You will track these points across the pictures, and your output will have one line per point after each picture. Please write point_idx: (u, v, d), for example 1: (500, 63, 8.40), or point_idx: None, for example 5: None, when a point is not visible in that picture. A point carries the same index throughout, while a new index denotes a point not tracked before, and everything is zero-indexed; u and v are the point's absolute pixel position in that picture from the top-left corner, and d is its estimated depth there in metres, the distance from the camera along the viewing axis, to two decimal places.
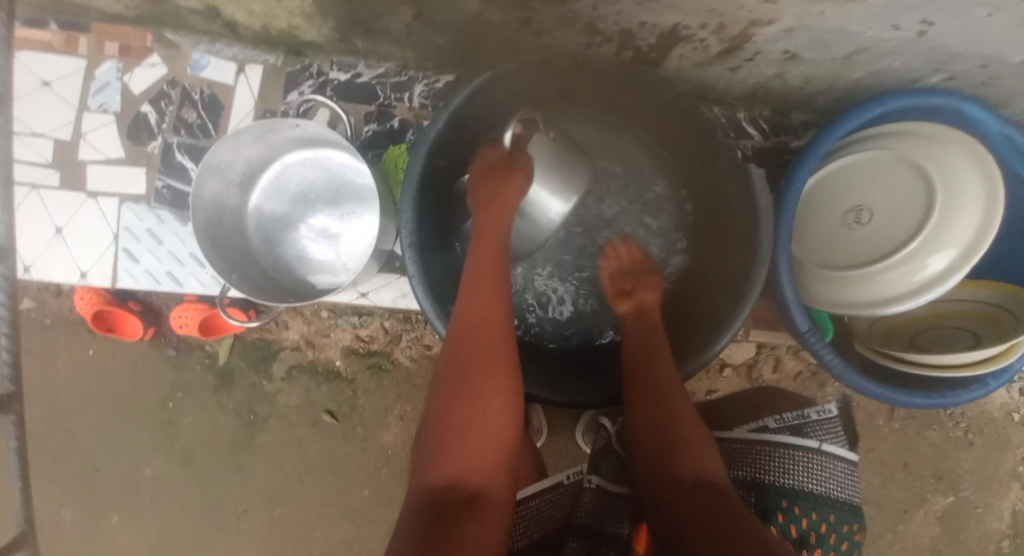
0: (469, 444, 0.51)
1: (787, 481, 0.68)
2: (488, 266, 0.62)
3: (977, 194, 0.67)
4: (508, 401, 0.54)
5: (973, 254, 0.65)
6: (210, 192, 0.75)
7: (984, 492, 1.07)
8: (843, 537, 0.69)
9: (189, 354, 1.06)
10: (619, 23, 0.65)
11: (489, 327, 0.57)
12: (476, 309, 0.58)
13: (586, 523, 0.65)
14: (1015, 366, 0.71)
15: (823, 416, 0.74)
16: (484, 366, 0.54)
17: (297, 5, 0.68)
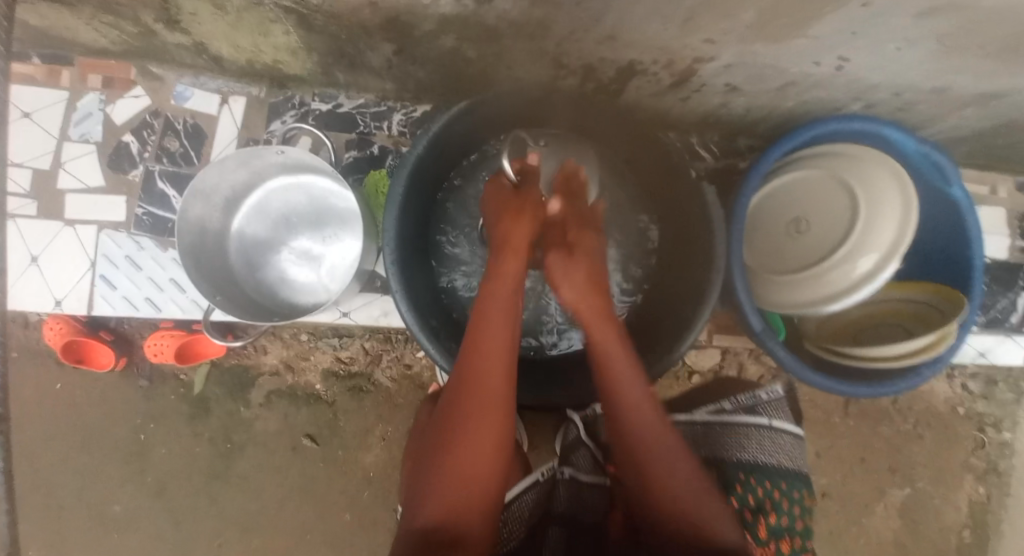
0: (456, 490, 0.54)
1: (744, 456, 0.75)
2: (491, 329, 0.64)
3: (896, 204, 0.76)
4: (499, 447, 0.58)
5: (892, 256, 0.74)
6: (195, 215, 0.77)
7: (938, 483, 1.15)
8: (795, 502, 0.75)
9: (163, 383, 1.05)
10: (582, 59, 0.73)
11: (486, 383, 0.59)
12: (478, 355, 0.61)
13: (563, 512, 0.70)
14: (944, 356, 0.80)
15: (771, 397, 0.81)
16: (480, 413, 0.58)
17: (284, 42, 0.73)
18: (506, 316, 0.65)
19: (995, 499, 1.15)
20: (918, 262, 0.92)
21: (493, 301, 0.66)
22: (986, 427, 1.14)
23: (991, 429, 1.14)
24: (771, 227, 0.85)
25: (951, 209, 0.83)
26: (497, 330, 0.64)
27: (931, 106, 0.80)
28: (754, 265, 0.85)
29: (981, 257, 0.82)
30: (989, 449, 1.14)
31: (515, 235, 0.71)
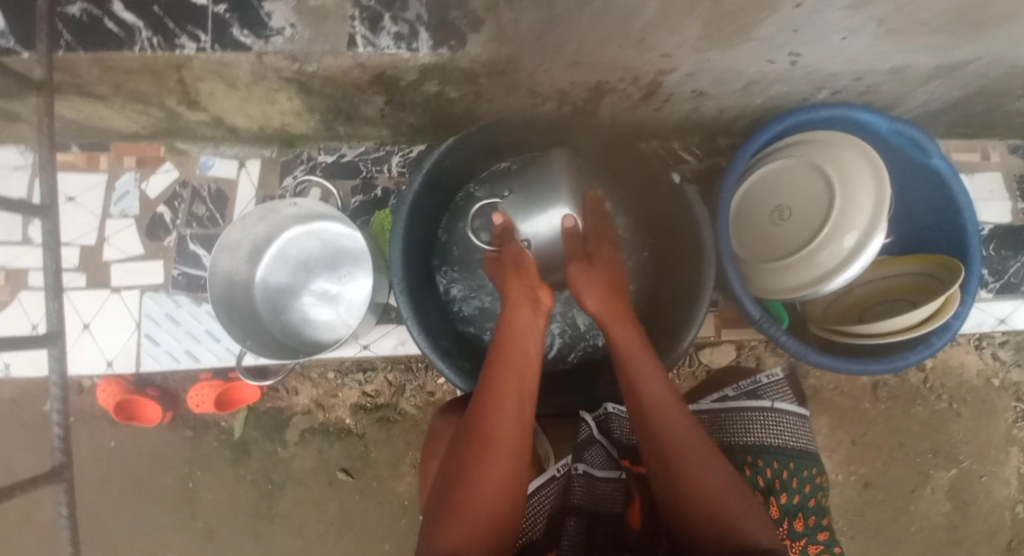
0: (468, 543, 0.53)
1: (748, 438, 0.80)
2: (514, 373, 0.66)
3: (871, 182, 0.78)
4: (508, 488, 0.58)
5: (875, 231, 0.76)
6: (223, 268, 0.85)
7: (984, 460, 1.11)
8: (805, 480, 0.79)
9: (205, 430, 1.12)
10: (554, 85, 0.79)
11: (498, 444, 0.60)
12: (497, 396, 0.63)
13: (580, 504, 0.72)
14: (953, 324, 0.79)
15: (773, 379, 0.84)
16: (491, 452, 0.59)
17: (288, 107, 0.81)
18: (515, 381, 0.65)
19: None
20: (915, 237, 0.93)
21: (517, 346, 0.69)
22: None
23: None
24: (758, 218, 0.87)
25: (935, 179, 0.84)
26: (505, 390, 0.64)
27: (896, 84, 0.83)
28: (746, 256, 0.88)
29: (974, 224, 0.82)
30: None
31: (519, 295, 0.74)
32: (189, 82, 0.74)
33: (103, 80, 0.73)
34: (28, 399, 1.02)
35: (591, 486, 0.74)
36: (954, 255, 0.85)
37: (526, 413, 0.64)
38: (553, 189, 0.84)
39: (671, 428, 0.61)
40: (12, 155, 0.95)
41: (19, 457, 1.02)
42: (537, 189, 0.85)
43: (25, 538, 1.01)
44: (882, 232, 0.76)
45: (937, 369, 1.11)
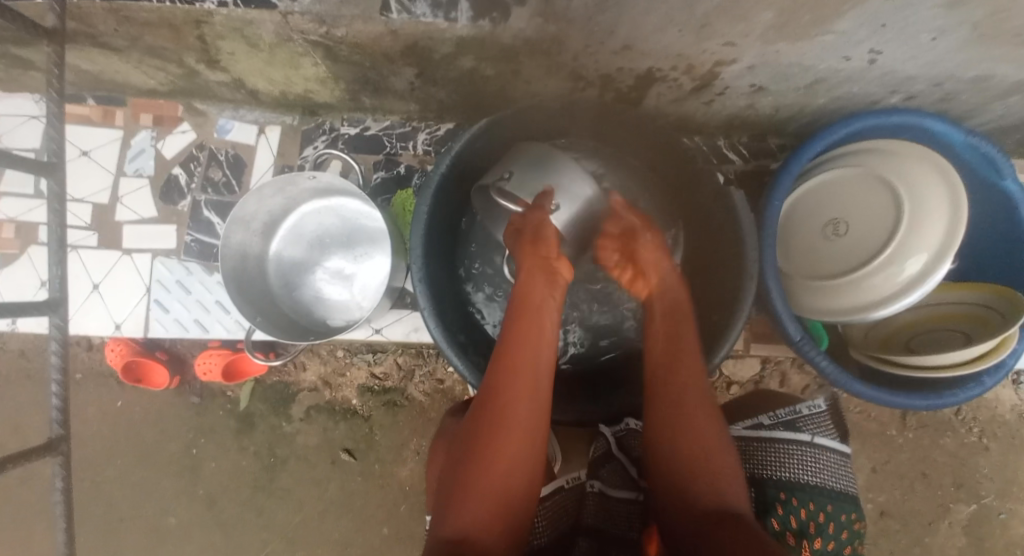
0: (479, 517, 0.53)
1: (784, 474, 0.75)
2: (527, 341, 0.64)
3: (942, 204, 0.71)
4: (519, 459, 0.57)
5: (943, 256, 0.69)
6: (236, 241, 0.80)
7: (1007, 497, 1.03)
8: (842, 525, 0.75)
9: (210, 399, 1.10)
10: (599, 69, 0.72)
11: (513, 414, 0.58)
12: (510, 361, 0.62)
13: (591, 524, 0.69)
14: (1009, 362, 0.71)
15: (814, 411, 0.81)
16: (503, 422, 0.57)
17: (313, 73, 0.76)
18: (531, 344, 0.64)
19: None
20: (969, 264, 0.85)
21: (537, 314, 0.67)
22: None
23: None
24: (807, 230, 0.80)
25: (1004, 204, 0.77)
26: (524, 353, 0.63)
27: (977, 94, 0.75)
28: (790, 270, 0.80)
29: None
30: None
31: (539, 255, 0.70)
32: (209, 39, 0.69)
33: (120, 32, 0.68)
34: (37, 353, 1.00)
35: (606, 505, 0.70)
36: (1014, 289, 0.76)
37: (542, 386, 0.61)
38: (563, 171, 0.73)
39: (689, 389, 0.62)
40: (28, 104, 0.92)
41: (27, 411, 1.01)
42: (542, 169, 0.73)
43: (28, 491, 1.01)
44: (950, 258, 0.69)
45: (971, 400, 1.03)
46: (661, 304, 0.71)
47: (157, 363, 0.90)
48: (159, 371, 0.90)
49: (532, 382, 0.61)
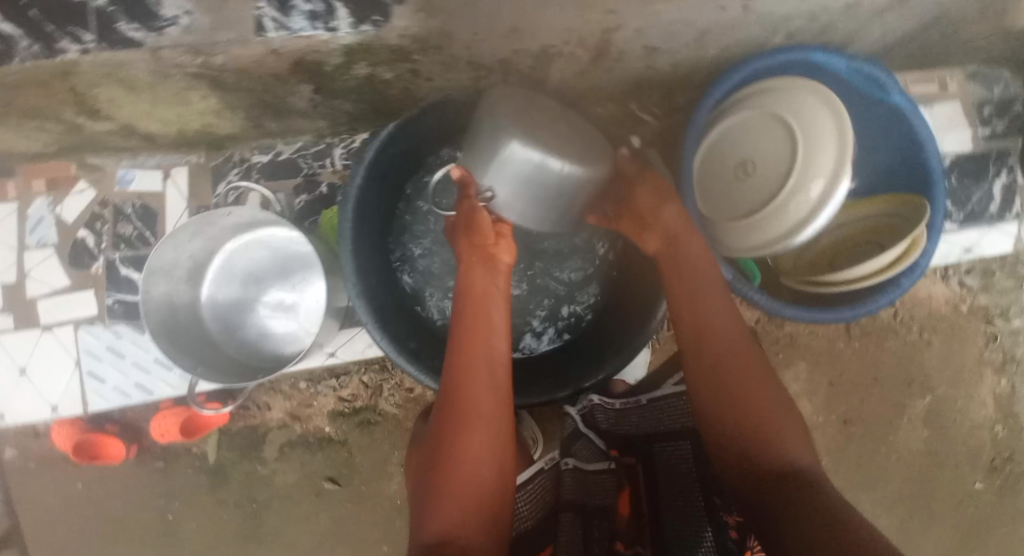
0: (454, 512, 0.53)
1: None
2: (477, 333, 0.64)
3: (829, 125, 0.71)
4: (487, 451, 0.57)
5: (841, 174, 0.69)
6: (161, 293, 0.77)
7: (958, 385, 1.09)
8: None
9: (175, 459, 1.06)
10: (495, 56, 0.73)
11: (473, 417, 0.58)
12: (467, 355, 0.62)
13: (572, 498, 0.69)
14: (921, 262, 0.76)
15: None
16: (467, 419, 0.58)
17: (206, 106, 0.74)
18: (483, 351, 0.63)
19: (1021, 389, 1.10)
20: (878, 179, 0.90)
21: (487, 305, 0.66)
22: (994, 319, 1.08)
23: (1001, 320, 1.08)
24: (720, 175, 0.81)
25: (895, 117, 0.81)
26: (475, 359, 0.62)
27: (852, 20, 0.79)
28: (713, 217, 0.81)
29: (937, 157, 0.78)
30: (1002, 339, 1.09)
31: (472, 255, 0.70)
32: (83, 89, 0.66)
33: None
34: None
35: (583, 480, 0.72)
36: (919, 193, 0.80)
37: (499, 375, 0.62)
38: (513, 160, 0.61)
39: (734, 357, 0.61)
40: None
41: None
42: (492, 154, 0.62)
43: None
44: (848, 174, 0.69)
45: (905, 301, 1.07)
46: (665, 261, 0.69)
47: (110, 434, 0.87)
48: (116, 443, 0.87)
49: (489, 382, 0.61)
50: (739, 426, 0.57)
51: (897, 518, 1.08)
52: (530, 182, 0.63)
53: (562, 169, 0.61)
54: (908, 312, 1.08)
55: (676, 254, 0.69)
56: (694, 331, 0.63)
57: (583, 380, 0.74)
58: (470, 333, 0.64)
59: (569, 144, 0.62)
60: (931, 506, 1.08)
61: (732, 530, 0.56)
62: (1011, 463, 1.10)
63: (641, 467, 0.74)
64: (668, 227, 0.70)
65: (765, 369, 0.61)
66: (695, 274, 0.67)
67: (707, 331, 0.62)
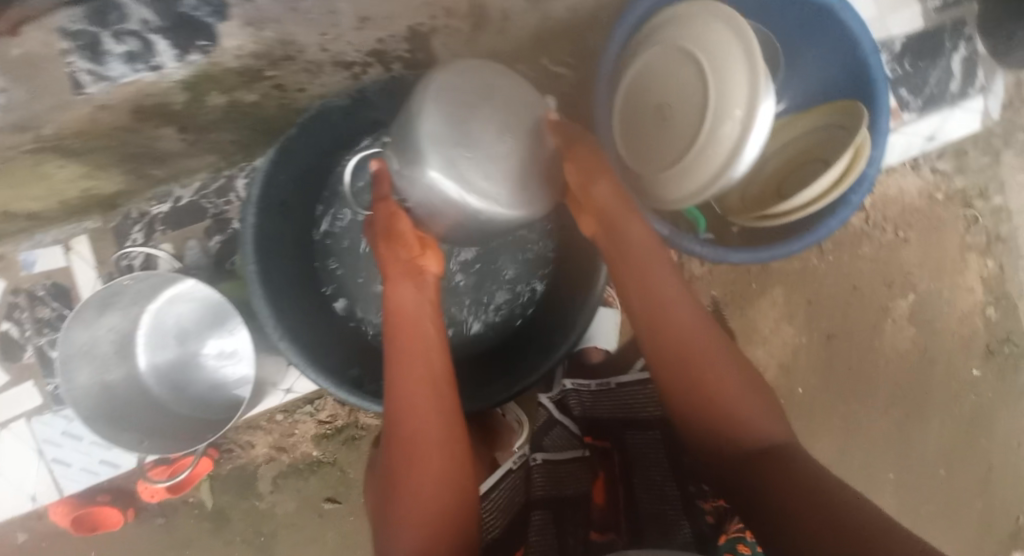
0: None
1: None
2: (411, 347, 0.53)
3: (732, 43, 0.63)
4: (450, 482, 0.48)
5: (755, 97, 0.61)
6: (85, 378, 0.74)
7: (942, 277, 1.03)
8: None
9: (176, 512, 1.05)
10: (362, 49, 0.66)
11: (428, 454, 0.48)
12: (405, 374, 0.51)
13: (543, 495, 0.64)
14: (870, 172, 0.68)
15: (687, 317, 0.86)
16: (417, 453, 0.48)
17: (71, 173, 0.68)
18: (428, 370, 0.52)
19: (1009, 267, 1.05)
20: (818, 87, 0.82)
21: (416, 311, 0.55)
22: (975, 201, 1.03)
23: (981, 200, 1.03)
24: (641, 123, 0.75)
25: (821, 17, 0.73)
26: (421, 382, 0.51)
27: None
28: (641, 170, 0.75)
29: (875, 52, 0.70)
30: (983, 220, 1.04)
31: (393, 258, 0.57)
32: None
33: None
34: None
35: (554, 472, 0.68)
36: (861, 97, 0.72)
37: (445, 391, 0.52)
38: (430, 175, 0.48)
39: (698, 342, 0.54)
40: None
41: None
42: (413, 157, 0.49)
43: None
44: (765, 95, 0.61)
45: (877, 202, 1.00)
46: (608, 244, 0.59)
47: (103, 503, 0.87)
48: (112, 510, 0.87)
49: (441, 407, 0.50)
50: (705, 410, 0.53)
51: (894, 422, 1.04)
52: (455, 215, 0.52)
53: (487, 214, 0.50)
54: (878, 212, 1.00)
55: (621, 230, 0.58)
56: (648, 317, 0.56)
57: (550, 357, 0.71)
58: (410, 352, 0.52)
59: (501, 166, 0.48)
60: (929, 402, 1.04)
61: (708, 515, 0.59)
62: (1009, 342, 1.06)
63: (617, 453, 0.71)
64: (602, 202, 0.58)
65: (727, 347, 0.56)
66: (646, 251, 0.58)
67: (662, 313, 0.56)
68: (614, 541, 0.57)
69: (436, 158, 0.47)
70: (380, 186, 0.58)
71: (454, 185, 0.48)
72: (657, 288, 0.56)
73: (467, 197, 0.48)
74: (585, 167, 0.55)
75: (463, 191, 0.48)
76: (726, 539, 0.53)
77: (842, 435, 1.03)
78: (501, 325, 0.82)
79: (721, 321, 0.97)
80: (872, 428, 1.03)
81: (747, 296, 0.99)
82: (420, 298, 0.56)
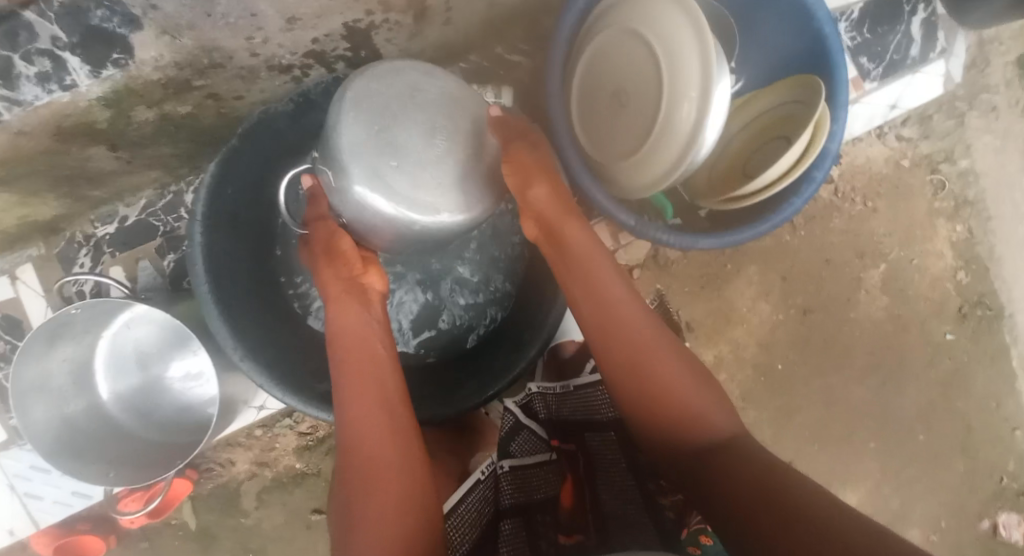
0: None
1: None
2: (362, 371, 0.55)
3: (681, 23, 0.61)
4: (408, 499, 0.48)
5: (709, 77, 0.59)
6: (42, 413, 0.71)
7: (912, 243, 1.03)
8: None
9: (159, 534, 0.98)
10: (297, 51, 0.63)
11: (381, 473, 0.49)
12: (357, 397, 0.53)
13: (513, 504, 0.64)
14: (831, 146, 0.67)
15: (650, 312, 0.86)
16: (373, 472, 0.49)
17: (1, 202, 0.65)
18: (378, 391, 0.54)
19: (978, 230, 1.05)
20: None
21: (365, 336, 0.57)
22: (941, 165, 1.03)
23: (946, 164, 1.03)
24: (598, 111, 0.73)
25: None
26: (370, 404, 0.53)
27: None
28: (603, 160, 0.73)
29: (829, 20, 0.68)
30: (950, 184, 1.03)
31: (338, 286, 0.60)
32: None
33: None
34: None
35: (521, 478, 0.67)
36: (819, 70, 0.71)
37: (398, 410, 0.53)
38: (355, 183, 0.50)
39: (641, 340, 0.56)
40: None
41: None
42: (338, 167, 0.51)
43: None
44: (717, 76, 0.58)
45: (844, 173, 0.99)
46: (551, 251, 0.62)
47: (84, 532, 0.85)
48: (94, 538, 0.85)
49: (392, 427, 0.52)
50: (657, 407, 0.53)
51: (872, 391, 1.04)
52: (388, 225, 0.55)
53: (419, 222, 0.53)
54: (846, 183, 1.00)
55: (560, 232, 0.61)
56: (593, 320, 0.58)
57: (518, 364, 0.70)
58: (359, 379, 0.54)
59: (425, 170, 0.50)
60: (906, 368, 1.04)
61: (668, 510, 0.61)
62: (982, 304, 1.06)
63: (582, 455, 0.72)
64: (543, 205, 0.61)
65: (673, 343, 0.57)
66: (583, 259, 0.60)
67: (605, 319, 0.57)
68: (583, 542, 0.58)
69: (360, 171, 0.50)
70: (316, 206, 0.63)
71: (378, 192, 0.50)
72: (600, 291, 0.58)
73: (391, 203, 0.50)
74: (521, 169, 0.56)
75: (389, 196, 0.50)
76: (689, 532, 0.58)
77: (823, 407, 1.02)
78: (469, 328, 0.81)
79: (693, 301, 0.97)
80: (851, 397, 1.03)
81: (722, 276, 0.98)
82: (370, 324, 0.59)
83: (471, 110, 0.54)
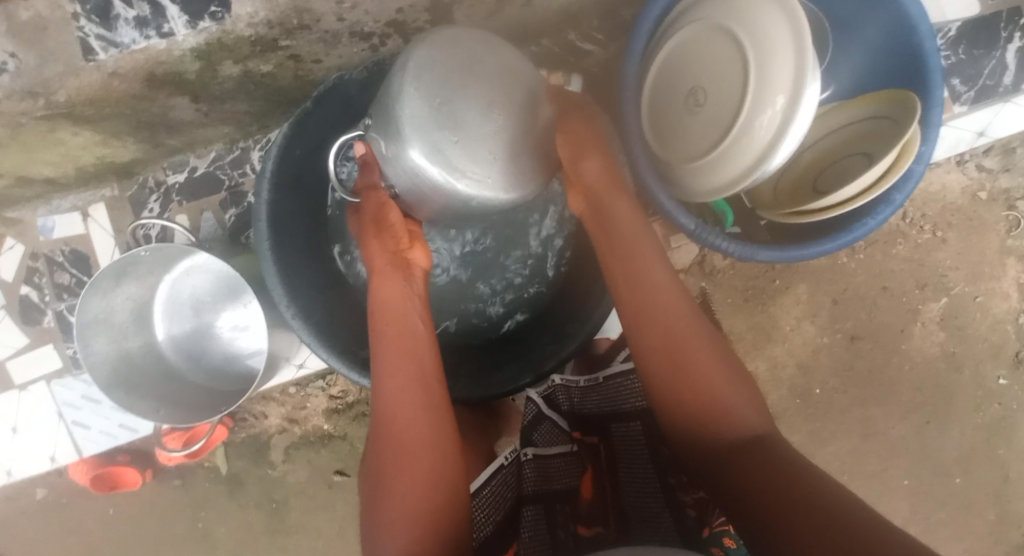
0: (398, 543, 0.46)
1: None
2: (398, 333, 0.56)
3: (779, 23, 0.58)
4: (432, 462, 0.49)
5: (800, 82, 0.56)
6: (103, 345, 0.75)
7: (977, 280, 0.98)
8: None
9: (191, 474, 1.02)
10: (380, 19, 0.63)
11: (410, 435, 0.50)
12: (391, 357, 0.54)
13: (534, 491, 0.63)
14: (916, 169, 0.64)
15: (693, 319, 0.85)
16: (402, 433, 0.50)
17: (83, 140, 0.67)
18: (412, 353, 0.55)
19: None
20: (855, 78, 0.77)
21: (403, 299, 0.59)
22: (1019, 202, 0.98)
23: None
24: (673, 106, 0.71)
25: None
26: (402, 375, 0.53)
27: None
28: (671, 158, 0.72)
29: (933, 38, 0.65)
30: None
31: (382, 245, 0.61)
32: None
33: None
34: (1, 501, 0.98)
35: (543, 467, 0.66)
36: (915, 88, 0.67)
37: (430, 375, 0.54)
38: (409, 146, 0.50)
39: (679, 330, 0.55)
40: None
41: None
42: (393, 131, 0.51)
43: None
44: (810, 82, 0.56)
45: (915, 199, 0.96)
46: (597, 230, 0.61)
47: (123, 465, 0.88)
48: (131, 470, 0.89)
49: (420, 399, 0.52)
50: (690, 405, 0.52)
51: (913, 426, 1.00)
52: (442, 197, 0.54)
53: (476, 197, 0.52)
54: (915, 210, 0.96)
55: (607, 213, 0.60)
56: (633, 305, 0.57)
57: (547, 361, 0.70)
58: (395, 340, 0.55)
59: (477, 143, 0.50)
60: (952, 408, 1.00)
61: (690, 507, 0.59)
62: None
63: (605, 447, 0.71)
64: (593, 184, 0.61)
65: (711, 336, 0.56)
66: (628, 245, 0.58)
67: (644, 309, 0.56)
68: (602, 534, 0.59)
69: (415, 137, 0.49)
70: (368, 174, 0.60)
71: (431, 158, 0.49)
72: (643, 276, 0.57)
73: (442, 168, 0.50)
74: (574, 140, 0.59)
75: (441, 163, 0.49)
76: (711, 533, 0.55)
77: (858, 436, 1.00)
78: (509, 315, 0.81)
79: (738, 313, 0.96)
80: (890, 431, 1.00)
81: (769, 291, 0.96)
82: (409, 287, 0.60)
83: (531, 89, 0.54)
